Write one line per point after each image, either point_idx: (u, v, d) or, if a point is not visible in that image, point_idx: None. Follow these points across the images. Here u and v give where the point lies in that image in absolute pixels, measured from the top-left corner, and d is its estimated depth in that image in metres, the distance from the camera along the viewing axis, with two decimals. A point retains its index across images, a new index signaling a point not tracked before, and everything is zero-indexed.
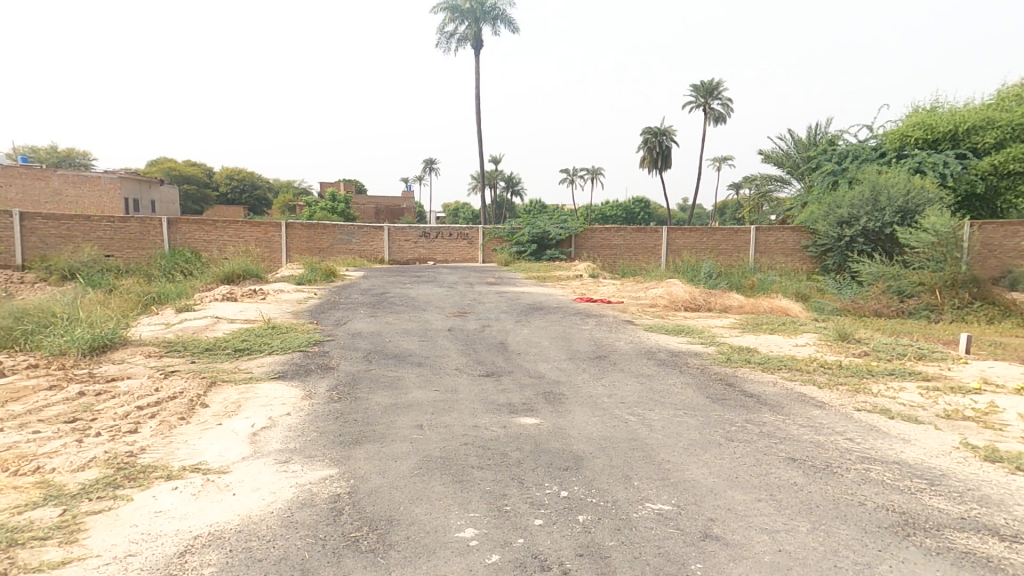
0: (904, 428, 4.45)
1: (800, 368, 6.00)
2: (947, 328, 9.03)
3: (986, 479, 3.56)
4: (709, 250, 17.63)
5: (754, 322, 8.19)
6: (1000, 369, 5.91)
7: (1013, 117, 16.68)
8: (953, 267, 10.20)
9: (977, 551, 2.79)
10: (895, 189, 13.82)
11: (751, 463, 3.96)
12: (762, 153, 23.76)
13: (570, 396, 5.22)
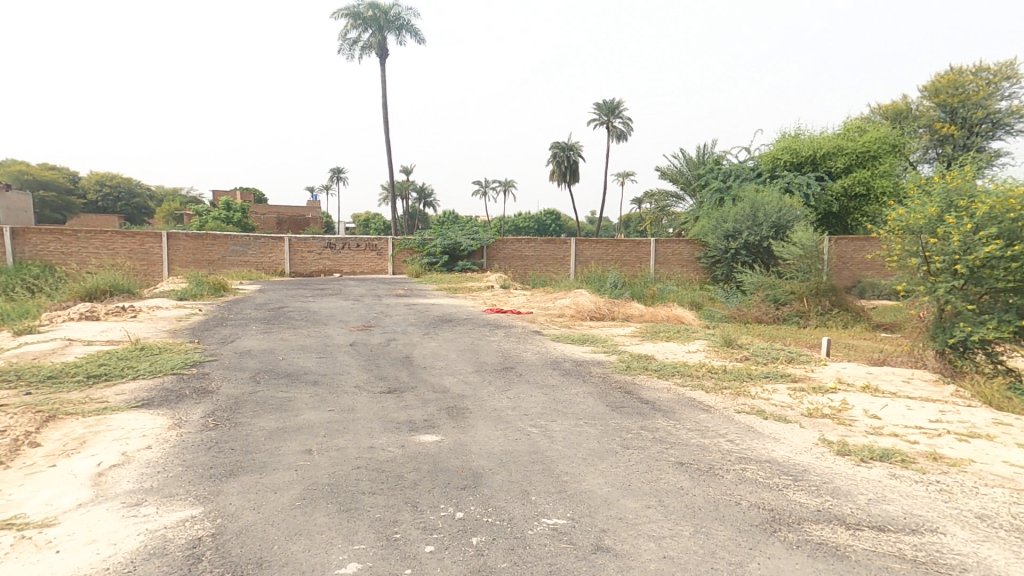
0: (776, 428, 4.89)
1: (691, 373, 6.38)
2: (814, 332, 10.13)
3: (838, 472, 3.99)
4: (615, 261, 18.40)
5: (652, 330, 8.63)
6: (851, 369, 6.67)
7: (857, 146, 19.13)
8: (815, 277, 11.50)
9: (829, 541, 3.06)
10: (770, 206, 15.29)
11: (643, 470, 4.10)
12: (659, 170, 25.37)
13: (474, 409, 5.16)
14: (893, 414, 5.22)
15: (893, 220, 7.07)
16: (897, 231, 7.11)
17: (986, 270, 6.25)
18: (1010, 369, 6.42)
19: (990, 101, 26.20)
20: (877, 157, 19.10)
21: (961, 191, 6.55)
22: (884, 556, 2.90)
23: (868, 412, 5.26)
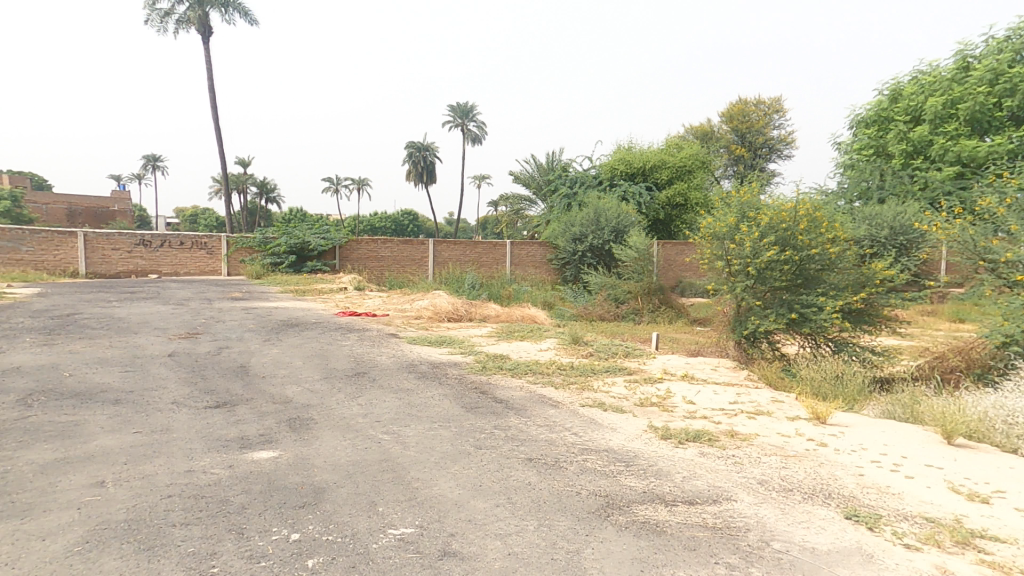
0: (613, 418, 5.44)
1: (542, 370, 6.69)
2: (646, 328, 11.41)
3: (661, 454, 4.65)
4: (472, 262, 18.51)
5: (508, 330, 8.90)
6: (674, 360, 7.61)
7: (676, 160, 21.98)
8: (648, 278, 12.84)
9: (652, 520, 3.43)
10: (610, 213, 16.83)
11: (495, 468, 4.15)
12: (513, 174, 26.43)
13: (320, 420, 4.77)
14: (703, 399, 6.25)
15: (704, 228, 8.12)
16: (707, 237, 8.18)
17: (768, 272, 7.50)
18: (784, 353, 7.80)
19: (766, 129, 31.99)
20: (692, 171, 22.19)
21: (751, 205, 7.79)
22: (693, 527, 3.38)
23: (685, 399, 6.17)
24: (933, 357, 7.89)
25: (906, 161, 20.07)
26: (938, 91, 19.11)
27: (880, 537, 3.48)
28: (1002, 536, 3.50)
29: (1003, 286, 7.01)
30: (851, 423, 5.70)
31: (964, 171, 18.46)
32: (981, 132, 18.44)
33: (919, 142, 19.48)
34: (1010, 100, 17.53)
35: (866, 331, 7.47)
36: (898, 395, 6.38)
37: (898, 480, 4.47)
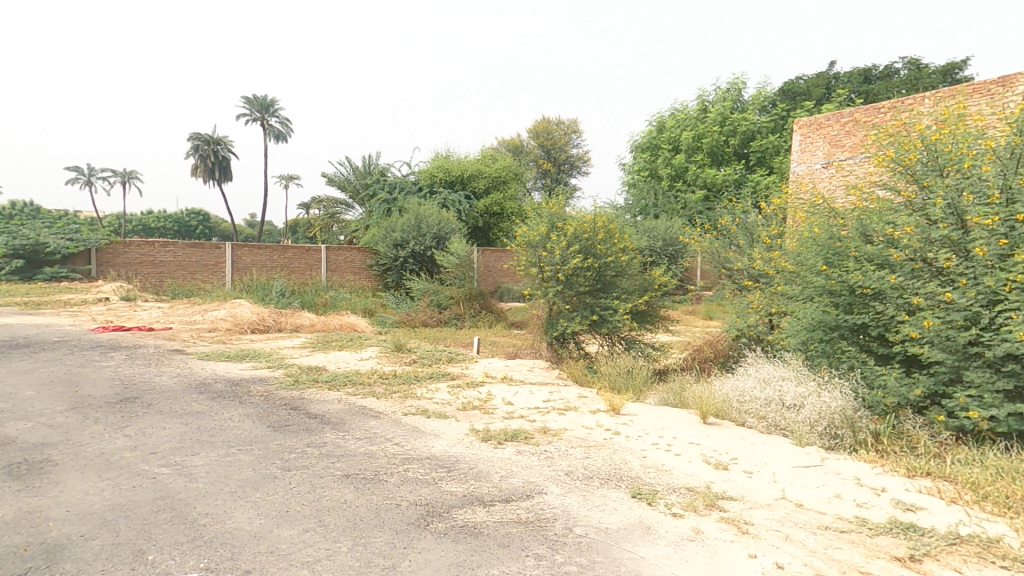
0: (436, 424, 5.47)
1: (362, 381, 6.39)
2: (468, 333, 11.79)
3: (481, 456, 4.90)
4: (280, 268, 16.61)
5: (324, 340, 8.34)
6: (494, 363, 7.97)
7: (491, 171, 23.32)
8: (469, 283, 13.28)
9: (470, 523, 3.57)
10: (431, 219, 17.18)
11: (305, 490, 3.81)
12: (327, 176, 25.33)
13: (66, 461, 3.84)
14: (520, 398, 6.66)
15: (519, 236, 8.69)
16: (523, 245, 8.79)
17: (574, 277, 8.33)
18: (587, 352, 8.73)
19: (567, 147, 36.29)
20: (506, 182, 23.76)
21: (558, 216, 8.58)
22: (507, 524, 3.65)
23: (505, 400, 6.50)
24: (694, 350, 9.63)
25: (672, 182, 24.28)
26: (689, 128, 23.81)
27: (657, 509, 4.36)
28: (734, 496, 4.81)
29: (736, 289, 9.16)
30: (637, 410, 6.72)
31: (710, 195, 22.82)
32: (717, 163, 23.17)
33: (679, 167, 23.79)
34: (734, 139, 22.53)
35: (649, 328, 8.76)
36: (672, 383, 7.64)
37: (670, 456, 5.57)
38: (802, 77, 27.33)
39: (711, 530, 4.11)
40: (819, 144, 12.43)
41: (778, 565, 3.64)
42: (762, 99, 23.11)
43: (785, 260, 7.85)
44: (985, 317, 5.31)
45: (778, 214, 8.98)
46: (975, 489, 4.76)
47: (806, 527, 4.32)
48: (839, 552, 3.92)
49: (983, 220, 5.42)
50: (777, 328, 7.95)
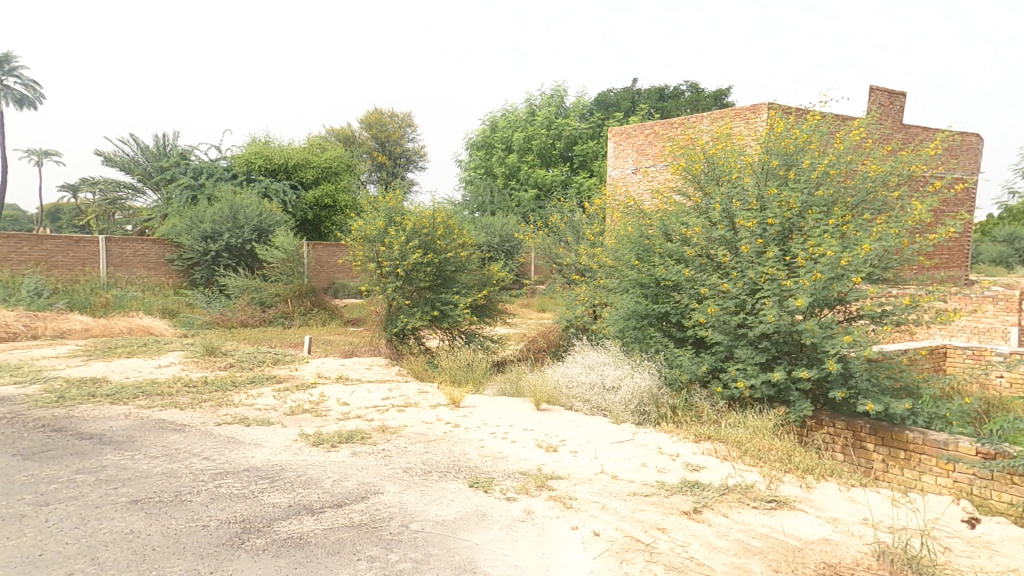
0: (257, 433, 5.08)
1: (160, 393, 5.79)
2: (296, 333, 11.90)
3: (311, 462, 4.68)
4: (37, 263, 13.74)
5: (107, 348, 7.80)
6: (329, 364, 7.65)
7: (321, 161, 22.27)
8: (297, 279, 13.17)
9: (294, 534, 3.50)
10: (249, 210, 16.14)
11: (73, 525, 3.29)
12: (103, 155, 22.09)
13: None
14: (357, 398, 6.45)
15: (355, 230, 8.39)
16: (358, 239, 8.50)
17: (414, 273, 8.32)
18: (428, 347, 8.74)
19: (402, 141, 36.11)
20: (337, 173, 22.85)
21: (396, 210, 8.51)
22: (338, 529, 3.64)
23: (340, 400, 6.26)
24: (529, 341, 10.29)
25: (506, 181, 25.29)
26: (520, 129, 25.27)
27: (493, 496, 4.57)
28: (562, 475, 5.24)
29: (566, 282, 10.02)
30: (476, 402, 6.87)
31: (541, 195, 24.21)
32: (546, 164, 24.83)
33: (512, 166, 25.00)
34: (559, 142, 24.50)
35: (488, 322, 9.07)
36: (509, 373, 8.02)
37: (506, 444, 5.85)
38: (614, 91, 30.79)
39: (540, 509, 4.43)
40: (628, 151, 13.97)
41: (596, 533, 4.09)
42: (581, 107, 25.54)
43: (606, 255, 8.64)
44: (749, 303, 6.54)
45: (599, 214, 9.94)
46: (739, 447, 5.92)
47: (619, 495, 4.89)
48: (643, 513, 4.54)
49: (747, 224, 6.63)
50: (599, 318, 8.81)
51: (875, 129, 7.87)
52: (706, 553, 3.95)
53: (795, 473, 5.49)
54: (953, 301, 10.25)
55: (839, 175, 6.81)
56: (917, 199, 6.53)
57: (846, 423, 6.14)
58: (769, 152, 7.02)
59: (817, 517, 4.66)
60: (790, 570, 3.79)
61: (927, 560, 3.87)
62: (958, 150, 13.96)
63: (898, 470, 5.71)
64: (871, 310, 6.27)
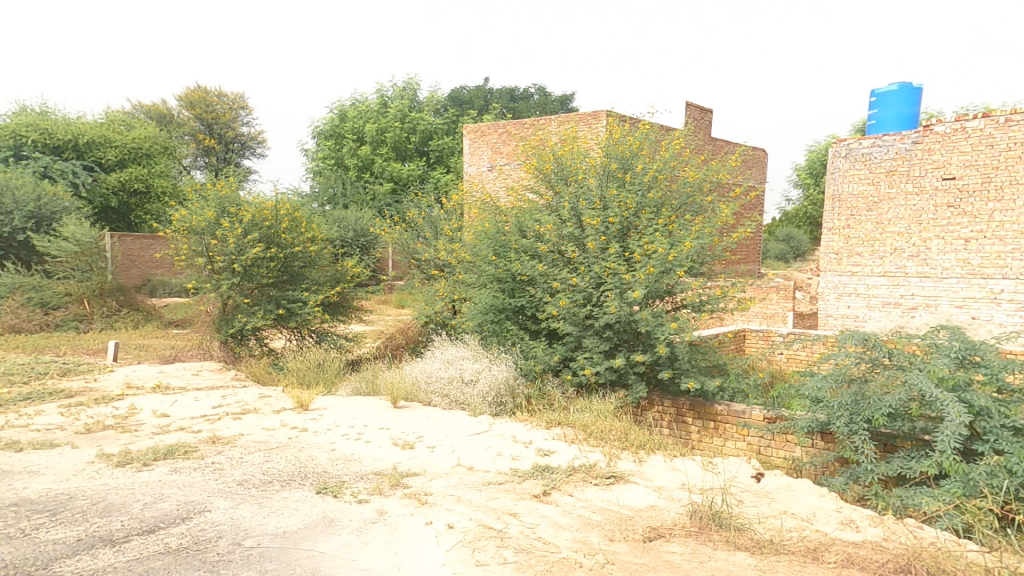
0: (35, 459, 4.45)
1: None
2: (95, 336, 11.38)
3: (113, 485, 4.08)
4: None
5: None
6: (140, 372, 7.30)
7: (123, 141, 21.85)
8: (98, 277, 12.57)
9: (86, 571, 3.04)
10: (23, 194, 14.36)
11: None
12: None
13: None
14: (181, 409, 5.88)
15: (179, 220, 7.72)
16: (182, 232, 7.90)
17: (254, 269, 7.88)
18: (271, 347, 8.29)
19: (235, 124, 33.30)
20: (150, 155, 22.65)
21: (229, 200, 7.85)
22: (150, 557, 3.24)
23: (155, 412, 5.72)
24: (388, 338, 10.08)
25: (359, 173, 24.24)
26: (372, 120, 24.76)
27: (342, 500, 4.35)
28: (417, 471, 5.17)
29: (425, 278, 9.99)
30: (328, 404, 6.49)
31: (396, 188, 23.82)
32: (402, 158, 24.61)
33: (364, 159, 24.10)
34: (414, 137, 24.49)
35: (342, 319, 8.72)
36: (366, 372, 7.73)
37: (360, 445, 5.60)
38: (467, 89, 31.44)
39: (394, 509, 4.32)
40: (482, 150, 14.70)
41: (450, 526, 4.10)
42: (435, 102, 26.11)
43: (464, 251, 8.72)
44: (595, 295, 7.03)
45: (457, 210, 10.11)
46: (585, 430, 6.35)
47: (474, 486, 4.97)
48: (497, 501, 4.66)
49: (592, 221, 7.11)
50: (459, 313, 8.87)
51: (691, 139, 9.02)
52: (552, 531, 4.16)
53: (630, 449, 6.02)
54: (750, 290, 12.15)
55: (666, 179, 7.65)
56: (724, 203, 7.60)
57: (671, 402, 7.03)
58: (609, 156, 7.61)
59: (646, 487, 5.15)
60: (623, 537, 4.15)
61: (726, 514, 4.47)
62: (751, 162, 16.81)
63: (708, 439, 6.74)
64: (692, 299, 7.14)
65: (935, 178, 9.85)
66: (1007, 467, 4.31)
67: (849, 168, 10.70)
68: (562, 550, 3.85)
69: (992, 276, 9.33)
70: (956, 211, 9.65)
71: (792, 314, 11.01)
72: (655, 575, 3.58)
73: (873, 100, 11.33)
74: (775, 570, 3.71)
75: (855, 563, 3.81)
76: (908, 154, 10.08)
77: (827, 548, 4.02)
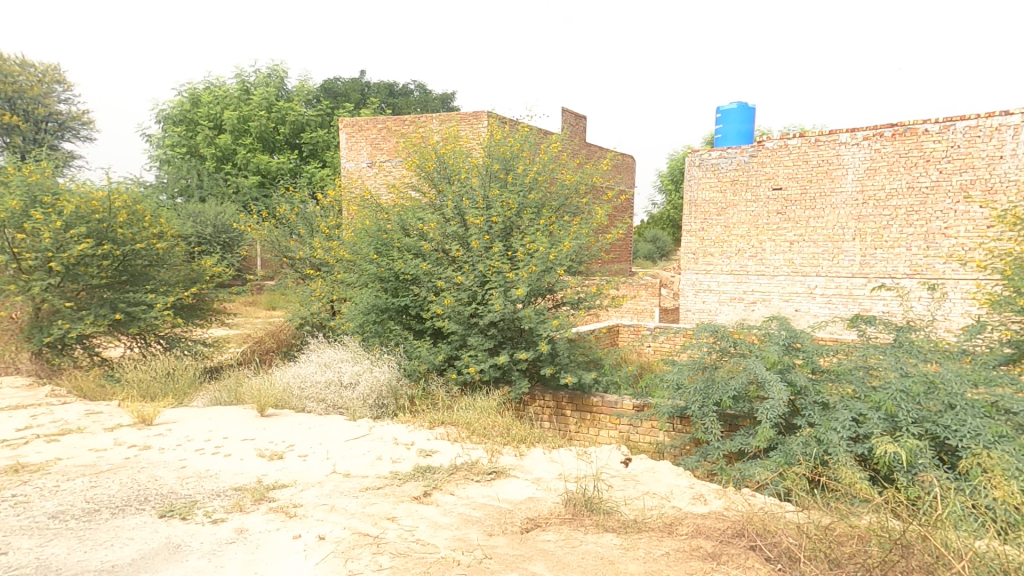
0: None
1: None
2: None
3: None
4: None
5: None
6: None
7: None
8: None
9: None
10: None
11: None
12: None
13: None
14: None
15: None
16: None
17: (81, 267, 7.50)
18: (105, 357, 7.97)
19: None
20: None
21: (43, 187, 7.38)
22: None
23: None
24: (255, 343, 10.40)
25: (218, 165, 22.71)
26: (231, 107, 22.64)
27: (192, 522, 3.94)
28: (285, 483, 4.80)
29: (298, 277, 10.06)
30: (177, 419, 6.01)
31: (265, 181, 22.55)
32: (270, 150, 23.11)
33: (225, 149, 22.41)
34: (283, 127, 22.86)
35: (197, 324, 8.83)
36: (228, 380, 7.38)
37: (218, 459, 5.14)
38: (341, 80, 30.11)
39: (255, 526, 3.97)
40: (361, 145, 14.52)
41: (320, 538, 3.80)
42: (306, 92, 24.82)
43: (343, 249, 8.69)
44: (479, 294, 7.09)
45: (334, 206, 10.14)
46: (468, 427, 6.32)
47: (350, 493, 4.69)
48: (374, 507, 4.41)
49: (475, 220, 7.16)
50: (335, 314, 9.12)
51: (568, 143, 9.44)
52: (432, 532, 3.99)
53: (512, 444, 6.06)
54: (624, 287, 13.06)
55: (546, 181, 7.95)
56: (599, 206, 8.09)
57: (552, 396, 7.31)
58: (491, 157, 7.73)
59: (526, 480, 5.16)
60: (501, 531, 4.05)
61: (597, 498, 4.54)
62: (620, 167, 18.20)
63: (585, 429, 7.13)
64: (571, 297, 7.46)
65: (766, 188, 11.25)
66: (818, 437, 4.99)
67: (702, 176, 11.86)
68: (441, 550, 3.70)
69: (810, 274, 10.87)
70: (783, 217, 11.11)
71: (658, 310, 12.11)
72: (529, 565, 3.50)
73: (719, 116, 12.76)
74: (637, 546, 3.75)
75: (702, 532, 3.96)
76: (747, 165, 11.40)
77: (681, 522, 4.19)
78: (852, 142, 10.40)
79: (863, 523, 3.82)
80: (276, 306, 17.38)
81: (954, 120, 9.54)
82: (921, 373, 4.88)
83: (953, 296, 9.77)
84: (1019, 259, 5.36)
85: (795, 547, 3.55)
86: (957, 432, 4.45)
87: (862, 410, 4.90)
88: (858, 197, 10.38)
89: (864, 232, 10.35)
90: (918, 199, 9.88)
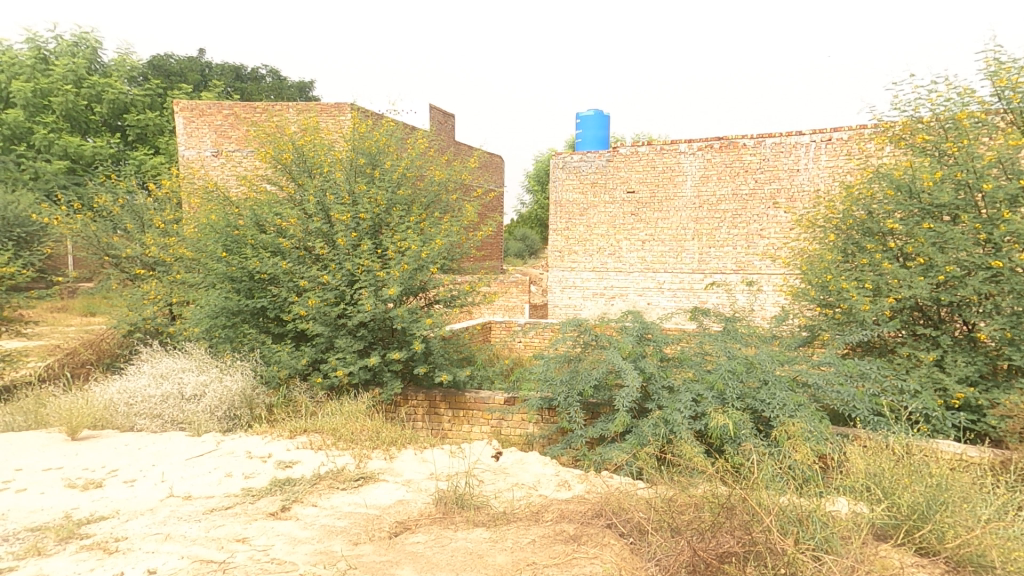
0: None
1: None
2: None
3: None
4: None
5: None
6: None
7: None
8: None
9: None
10: None
11: None
12: None
13: None
14: None
15: None
16: None
17: None
18: None
19: None
20: None
21: None
22: None
23: None
24: (65, 355, 8.94)
25: (6, 146, 19.15)
26: (24, 78, 19.59)
27: None
28: (103, 515, 4.12)
29: (126, 278, 8.98)
30: None
31: (75, 167, 19.49)
32: (82, 132, 20.11)
33: (16, 127, 19.05)
34: (98, 106, 20.04)
35: None
36: (26, 402, 6.67)
37: (9, 498, 4.38)
38: (173, 58, 26.88)
39: (59, 569, 3.36)
40: (204, 131, 13.20)
41: (149, 572, 3.29)
42: (127, 68, 21.96)
43: (183, 247, 8.03)
44: (347, 294, 6.77)
45: (169, 198, 9.18)
46: (334, 434, 5.93)
47: (189, 517, 4.14)
48: (220, 529, 3.94)
49: (341, 217, 6.86)
50: (173, 318, 8.29)
51: (436, 140, 9.40)
52: (289, 549, 3.66)
53: (381, 447, 5.76)
54: (495, 284, 13.38)
55: (414, 178, 7.82)
56: (468, 203, 8.13)
57: (425, 395, 7.19)
58: (355, 150, 7.42)
59: (395, 483, 4.92)
60: (368, 538, 3.82)
61: (468, 494, 4.43)
62: (490, 167, 18.57)
63: (458, 426, 7.11)
64: (443, 295, 7.37)
65: (622, 191, 12.17)
66: (665, 418, 5.41)
67: (565, 178, 12.55)
68: (297, 567, 3.40)
69: (659, 270, 11.98)
70: (636, 218, 12.10)
71: (527, 306, 12.60)
72: (395, 572, 3.33)
73: (578, 121, 13.55)
74: (506, 537, 3.79)
75: (565, 517, 4.05)
76: (605, 168, 12.23)
77: (547, 508, 4.25)
78: (690, 152, 11.59)
79: (698, 492, 4.06)
80: (95, 311, 15.15)
81: (764, 136, 11.05)
82: (743, 356, 5.54)
83: (767, 288, 11.36)
84: (810, 257, 6.37)
85: (645, 520, 3.72)
86: (771, 404, 5.12)
87: (699, 391, 5.42)
88: (695, 201, 11.62)
89: (701, 232, 11.62)
90: (740, 204, 11.31)
